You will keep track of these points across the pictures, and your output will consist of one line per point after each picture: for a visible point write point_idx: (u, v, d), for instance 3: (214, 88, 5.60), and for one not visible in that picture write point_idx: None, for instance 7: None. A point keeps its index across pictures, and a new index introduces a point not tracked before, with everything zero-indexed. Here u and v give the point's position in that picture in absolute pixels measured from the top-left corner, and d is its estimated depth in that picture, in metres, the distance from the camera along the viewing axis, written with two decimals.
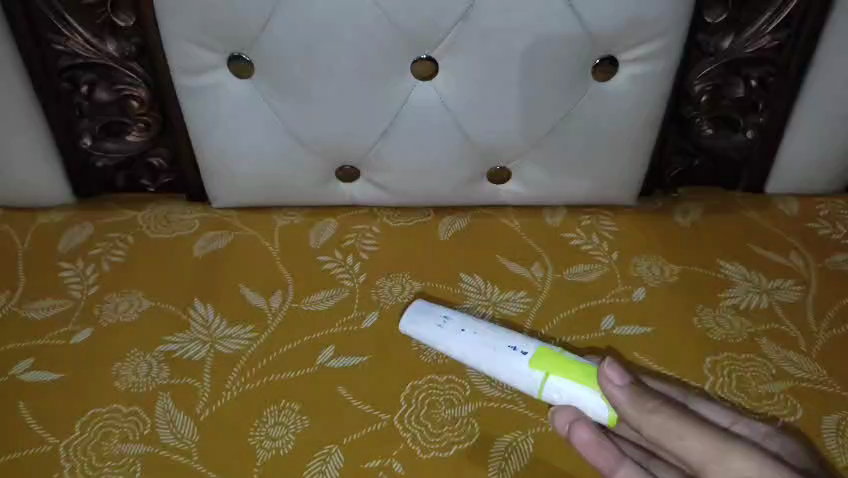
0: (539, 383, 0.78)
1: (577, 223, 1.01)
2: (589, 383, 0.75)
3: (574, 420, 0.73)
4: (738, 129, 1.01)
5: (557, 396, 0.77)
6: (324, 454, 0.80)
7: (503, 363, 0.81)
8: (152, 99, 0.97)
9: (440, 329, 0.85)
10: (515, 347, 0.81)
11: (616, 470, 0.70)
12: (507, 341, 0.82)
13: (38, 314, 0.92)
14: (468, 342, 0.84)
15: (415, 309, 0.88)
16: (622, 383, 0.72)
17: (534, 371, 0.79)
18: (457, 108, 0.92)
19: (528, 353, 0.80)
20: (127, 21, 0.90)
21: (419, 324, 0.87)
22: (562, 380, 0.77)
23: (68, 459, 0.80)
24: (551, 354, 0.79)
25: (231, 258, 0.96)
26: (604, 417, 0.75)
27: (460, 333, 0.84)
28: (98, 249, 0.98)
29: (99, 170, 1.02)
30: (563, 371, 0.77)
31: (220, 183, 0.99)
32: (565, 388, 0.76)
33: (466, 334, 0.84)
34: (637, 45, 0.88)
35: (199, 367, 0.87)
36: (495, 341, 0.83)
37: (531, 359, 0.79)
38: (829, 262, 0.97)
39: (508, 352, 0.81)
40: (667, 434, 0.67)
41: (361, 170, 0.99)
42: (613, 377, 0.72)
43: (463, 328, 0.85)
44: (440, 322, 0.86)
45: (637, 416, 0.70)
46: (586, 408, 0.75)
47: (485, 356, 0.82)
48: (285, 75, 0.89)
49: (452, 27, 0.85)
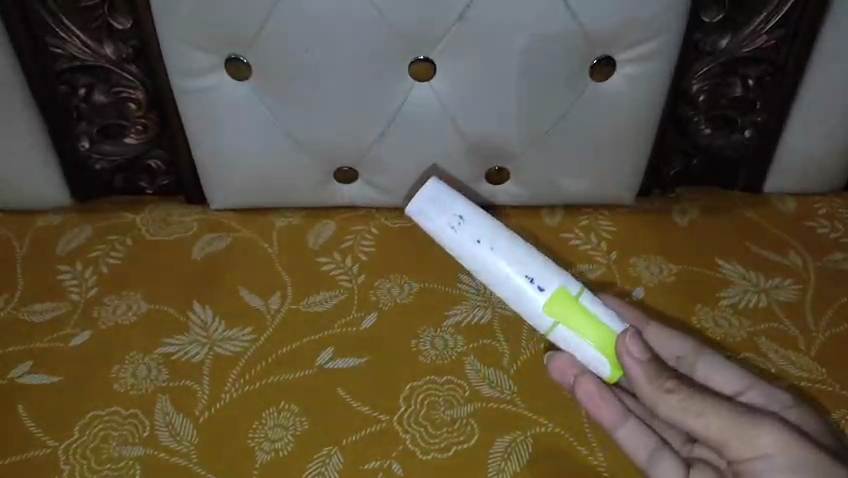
0: (548, 325, 0.76)
1: (575, 223, 1.01)
2: (602, 345, 0.74)
3: (579, 373, 0.78)
4: (736, 129, 1.00)
5: (562, 342, 0.76)
6: (324, 455, 0.81)
7: (516, 288, 0.77)
8: (150, 101, 0.96)
9: (452, 230, 0.80)
10: (532, 279, 0.77)
11: (619, 426, 0.76)
12: (525, 268, 0.77)
13: (38, 317, 0.92)
14: (480, 256, 0.79)
15: (429, 192, 0.82)
16: (641, 357, 0.71)
17: (547, 313, 0.75)
18: (455, 109, 0.92)
19: (544, 291, 0.76)
20: (124, 23, 0.90)
21: (429, 221, 0.82)
22: (574, 333, 0.74)
23: (68, 461, 0.81)
24: (571, 298, 0.75)
25: (231, 260, 0.96)
26: (604, 373, 0.75)
27: (473, 244, 0.79)
28: (97, 252, 0.98)
29: (97, 172, 1.02)
30: (576, 319, 0.75)
31: (218, 185, 0.99)
32: (574, 338, 0.75)
33: (481, 247, 0.79)
34: (634, 45, 0.88)
35: (198, 369, 0.87)
36: (513, 265, 0.78)
37: (549, 298, 0.75)
38: (828, 261, 0.97)
39: (522, 283, 0.77)
40: (686, 412, 0.68)
41: (360, 171, 0.98)
42: (633, 350, 0.71)
43: (479, 239, 0.79)
44: (453, 225, 0.80)
45: (654, 395, 0.69)
46: (587, 360, 0.75)
47: (498, 275, 0.78)
48: (283, 77, 0.89)
49: (449, 28, 0.85)
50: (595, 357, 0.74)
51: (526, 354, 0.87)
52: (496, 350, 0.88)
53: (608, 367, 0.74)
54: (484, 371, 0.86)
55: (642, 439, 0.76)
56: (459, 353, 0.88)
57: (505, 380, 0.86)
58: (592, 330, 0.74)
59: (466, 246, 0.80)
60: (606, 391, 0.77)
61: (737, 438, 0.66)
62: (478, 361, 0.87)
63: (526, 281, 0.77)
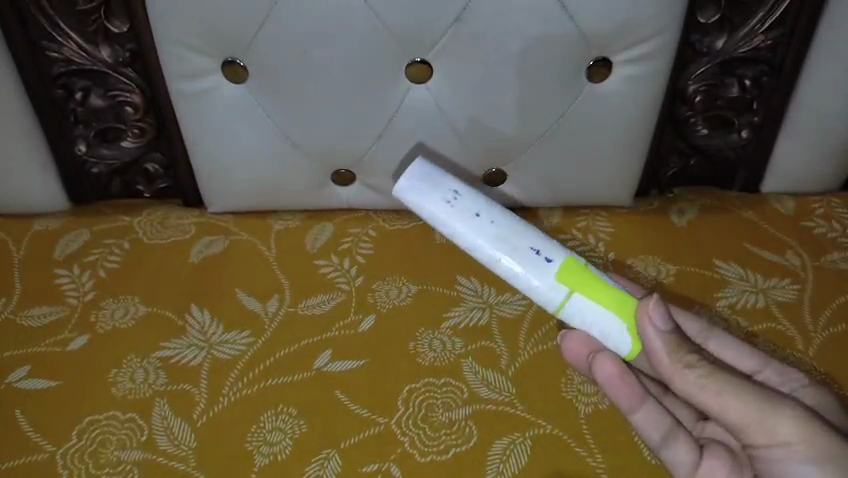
0: (562, 299, 0.71)
1: (573, 224, 1.01)
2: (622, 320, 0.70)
3: (597, 353, 0.73)
4: (733, 129, 1.01)
5: (577, 318, 0.71)
6: (323, 458, 0.81)
7: (523, 260, 0.72)
8: (146, 104, 0.96)
9: (447, 206, 0.75)
10: (539, 251, 0.72)
11: (638, 409, 0.73)
12: (531, 241, 0.73)
13: (35, 321, 0.91)
14: (481, 229, 0.74)
15: (416, 174, 0.77)
16: (661, 327, 0.68)
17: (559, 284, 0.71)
18: (452, 111, 0.92)
19: (554, 262, 0.72)
20: (120, 27, 0.90)
21: (422, 194, 0.76)
22: (591, 308, 0.70)
23: (66, 465, 0.81)
24: (579, 267, 0.72)
25: (228, 262, 0.96)
26: (624, 352, 0.71)
27: (472, 219, 0.74)
28: (94, 255, 0.97)
29: (94, 176, 1.02)
30: (591, 289, 0.71)
31: (216, 188, 0.99)
32: (590, 307, 0.70)
33: (481, 220, 0.74)
34: (631, 46, 0.88)
35: (196, 372, 0.86)
36: (517, 237, 0.73)
37: (559, 270, 0.71)
38: (826, 261, 0.97)
39: (529, 255, 0.72)
40: (705, 392, 0.67)
41: (358, 173, 0.98)
42: (655, 317, 0.68)
43: (477, 213, 0.74)
44: (449, 199, 0.75)
45: (671, 370, 0.68)
46: (603, 337, 0.71)
47: (498, 249, 0.73)
48: (280, 80, 0.89)
49: (446, 29, 0.85)
50: (614, 328, 0.70)
51: (525, 355, 0.87)
52: (495, 352, 0.88)
53: (629, 344, 0.71)
54: (482, 373, 0.86)
55: (658, 422, 0.73)
56: (457, 355, 0.87)
57: (504, 382, 0.85)
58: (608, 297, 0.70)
59: (464, 220, 0.74)
60: (627, 371, 0.72)
61: (759, 423, 0.65)
62: (476, 362, 0.87)
63: (533, 254, 0.72)
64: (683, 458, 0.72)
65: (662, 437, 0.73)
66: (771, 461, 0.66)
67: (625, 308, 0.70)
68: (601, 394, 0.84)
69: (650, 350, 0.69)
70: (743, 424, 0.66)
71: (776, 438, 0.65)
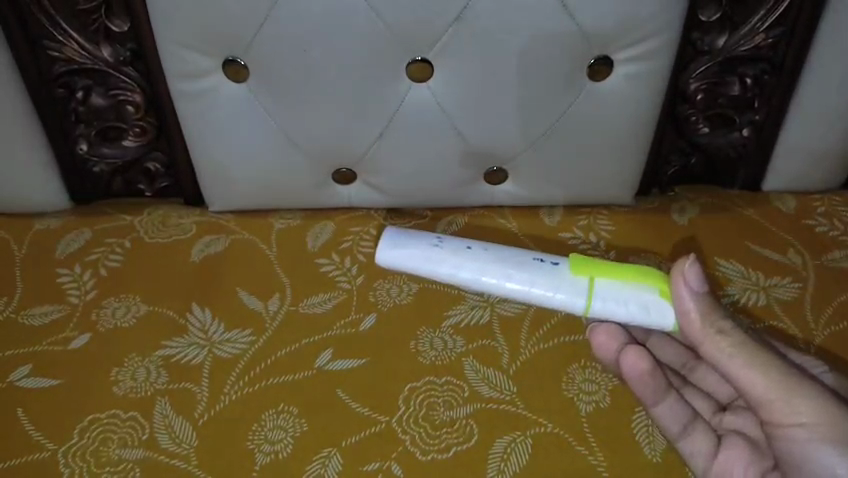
0: (588, 288, 0.72)
1: (574, 223, 1.01)
2: (651, 291, 0.72)
3: (624, 348, 0.75)
4: (734, 127, 1.01)
5: (609, 302, 0.72)
6: (323, 457, 0.80)
7: (535, 272, 0.74)
8: (147, 103, 0.97)
9: (436, 249, 0.76)
10: (543, 259, 0.75)
11: (660, 401, 0.77)
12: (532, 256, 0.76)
13: (36, 320, 0.91)
14: (478, 258, 0.75)
15: (389, 240, 0.76)
16: (696, 289, 0.70)
17: (578, 277, 0.73)
18: (453, 110, 0.92)
19: (564, 265, 0.74)
20: (121, 26, 0.90)
21: (404, 248, 0.76)
22: (617, 288, 0.72)
23: (67, 464, 0.80)
24: (588, 259, 0.74)
25: (229, 262, 0.96)
26: (667, 324, 0.71)
27: (466, 251, 0.76)
28: (95, 255, 0.98)
29: (95, 176, 1.02)
30: (610, 272, 0.73)
31: (217, 188, 0.99)
32: (618, 289, 0.72)
33: (474, 250, 0.76)
34: (632, 44, 0.88)
35: (197, 371, 0.87)
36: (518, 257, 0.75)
37: (570, 264, 0.74)
38: (827, 260, 0.97)
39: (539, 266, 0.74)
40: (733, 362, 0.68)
41: (358, 172, 0.99)
42: (690, 280, 0.70)
43: (468, 246, 0.76)
44: (435, 243, 0.76)
45: (703, 335, 0.70)
46: (643, 314, 0.72)
47: (498, 273, 0.74)
48: (281, 79, 0.89)
49: (446, 28, 0.85)
50: (649, 301, 0.71)
51: (526, 354, 0.87)
52: (495, 351, 0.88)
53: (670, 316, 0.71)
54: (482, 372, 0.86)
55: (676, 415, 0.78)
56: (458, 353, 0.87)
57: (504, 380, 0.85)
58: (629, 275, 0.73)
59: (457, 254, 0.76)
60: (657, 369, 0.75)
61: (782, 399, 0.67)
62: (476, 361, 0.87)
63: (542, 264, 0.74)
64: (702, 448, 0.78)
65: (682, 427, 0.78)
66: (790, 444, 0.67)
67: (651, 278, 0.73)
68: (601, 393, 0.85)
69: (681, 313, 0.70)
70: (767, 400, 0.68)
71: (797, 420, 0.67)
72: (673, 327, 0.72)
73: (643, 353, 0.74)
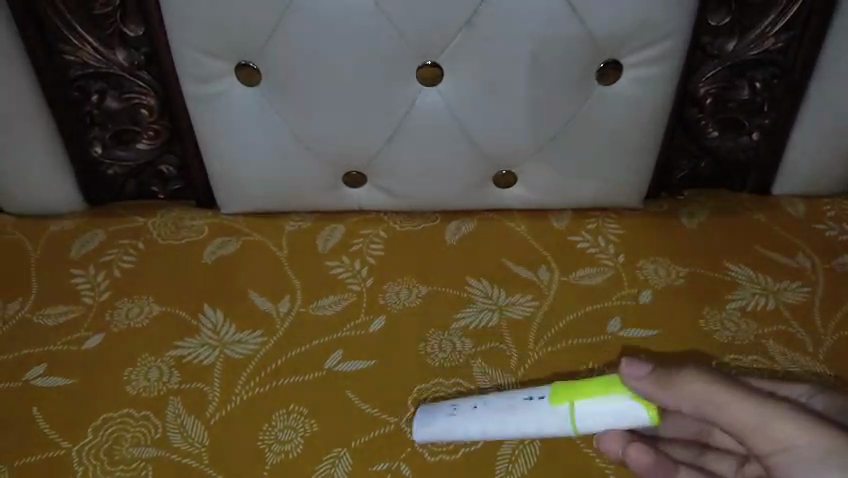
0: (567, 416, 0.75)
1: (583, 226, 1.01)
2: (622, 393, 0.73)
3: (626, 442, 0.77)
4: (744, 131, 1.01)
5: (592, 421, 0.74)
6: (333, 457, 0.81)
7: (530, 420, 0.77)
8: (161, 107, 0.98)
9: (453, 415, 0.80)
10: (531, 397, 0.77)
11: (675, 473, 0.78)
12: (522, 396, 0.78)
13: (51, 319, 0.93)
14: (486, 418, 0.79)
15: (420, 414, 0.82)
16: (644, 375, 0.71)
17: (556, 407, 0.75)
18: (463, 114, 0.92)
19: (546, 397, 0.76)
20: (135, 31, 0.92)
21: (428, 423, 0.81)
22: (592, 410, 0.74)
23: (81, 462, 0.82)
24: (569, 385, 0.76)
25: (241, 263, 0.97)
26: (646, 419, 0.73)
27: (473, 410, 0.79)
28: (109, 255, 0.99)
29: (109, 178, 1.04)
30: (588, 393, 0.74)
31: (229, 189, 1.00)
32: (598, 403, 0.73)
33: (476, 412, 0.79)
34: (641, 48, 0.88)
35: (208, 371, 0.88)
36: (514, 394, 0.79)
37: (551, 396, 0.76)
38: (837, 264, 0.96)
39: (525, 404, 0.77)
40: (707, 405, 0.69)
41: (368, 175, 0.99)
42: (635, 371, 0.71)
43: (474, 405, 0.79)
44: (451, 411, 0.80)
45: (674, 390, 0.71)
46: (623, 416, 0.73)
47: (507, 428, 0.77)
48: (293, 83, 0.90)
49: (456, 32, 0.86)
50: (623, 408, 0.73)
51: (534, 356, 0.88)
52: (504, 353, 0.88)
53: (647, 415, 0.72)
54: (491, 374, 0.87)
55: (684, 448, 0.81)
56: (467, 355, 0.88)
57: (512, 383, 0.86)
58: (597, 392, 0.74)
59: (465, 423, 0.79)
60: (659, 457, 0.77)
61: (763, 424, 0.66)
62: (485, 363, 0.87)
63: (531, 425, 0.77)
64: (722, 467, 0.79)
65: (696, 452, 0.81)
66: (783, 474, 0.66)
67: (623, 382, 0.73)
68: None
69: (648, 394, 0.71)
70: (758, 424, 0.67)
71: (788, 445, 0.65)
72: (652, 421, 0.73)
73: (643, 447, 0.76)
